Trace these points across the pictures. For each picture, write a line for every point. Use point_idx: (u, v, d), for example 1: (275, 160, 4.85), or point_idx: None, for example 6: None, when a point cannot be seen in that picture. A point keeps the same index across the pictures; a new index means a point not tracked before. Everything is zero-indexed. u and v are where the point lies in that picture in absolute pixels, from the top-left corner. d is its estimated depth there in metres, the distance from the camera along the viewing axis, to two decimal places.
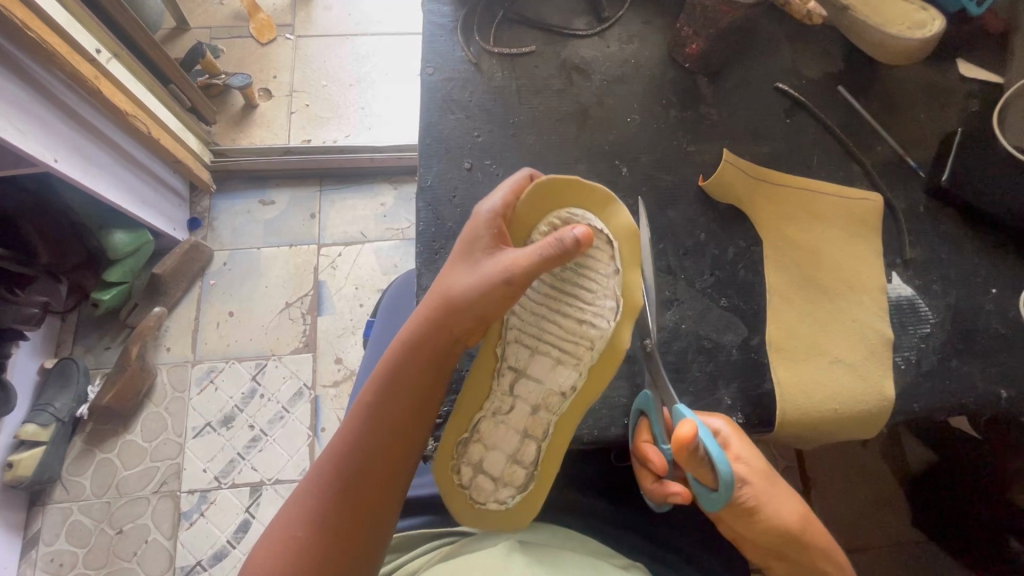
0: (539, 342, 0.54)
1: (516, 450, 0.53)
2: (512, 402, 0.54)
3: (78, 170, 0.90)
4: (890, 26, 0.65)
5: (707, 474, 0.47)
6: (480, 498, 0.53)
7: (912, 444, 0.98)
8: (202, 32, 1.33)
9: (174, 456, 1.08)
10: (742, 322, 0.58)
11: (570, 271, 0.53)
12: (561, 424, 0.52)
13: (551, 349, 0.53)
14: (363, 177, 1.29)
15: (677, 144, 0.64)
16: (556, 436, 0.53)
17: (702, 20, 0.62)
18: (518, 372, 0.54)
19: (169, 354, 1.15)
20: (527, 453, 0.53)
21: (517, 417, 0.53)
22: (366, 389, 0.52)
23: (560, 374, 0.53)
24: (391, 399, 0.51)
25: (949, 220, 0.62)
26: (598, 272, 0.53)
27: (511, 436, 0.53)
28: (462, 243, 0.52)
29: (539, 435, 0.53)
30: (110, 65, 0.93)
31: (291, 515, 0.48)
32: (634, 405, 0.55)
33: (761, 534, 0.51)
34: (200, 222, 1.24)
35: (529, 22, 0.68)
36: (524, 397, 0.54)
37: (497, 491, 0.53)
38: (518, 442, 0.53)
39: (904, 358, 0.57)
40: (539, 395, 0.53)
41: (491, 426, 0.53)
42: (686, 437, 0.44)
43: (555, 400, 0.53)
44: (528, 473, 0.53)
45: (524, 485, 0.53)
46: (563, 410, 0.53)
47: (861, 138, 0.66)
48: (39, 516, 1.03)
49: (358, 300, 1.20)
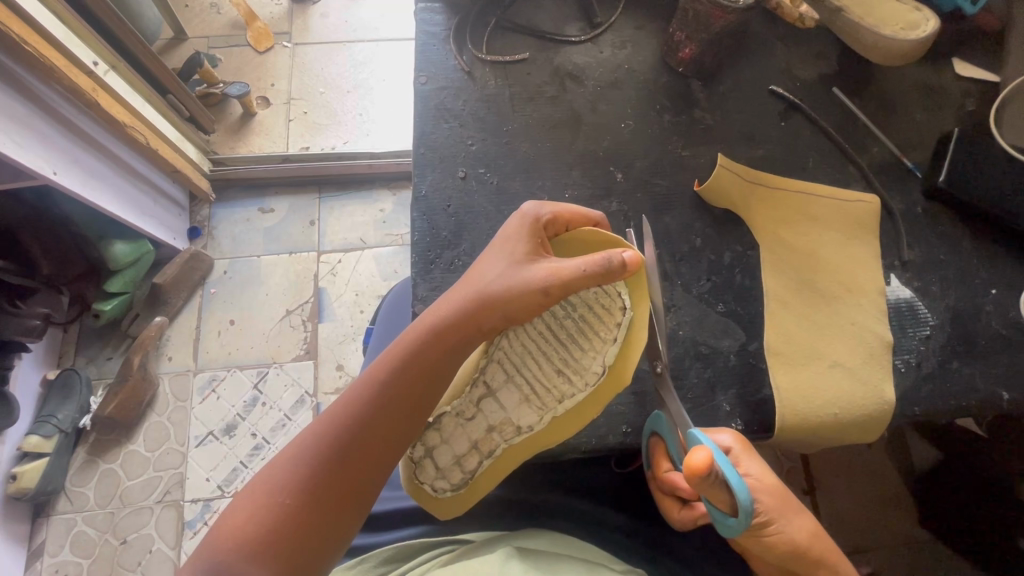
0: (517, 373, 0.54)
1: (462, 454, 0.54)
2: (474, 412, 0.54)
3: (77, 182, 0.91)
4: (884, 27, 0.64)
5: (724, 499, 0.46)
6: (418, 476, 0.54)
7: (917, 442, 0.98)
8: (200, 41, 1.34)
9: (177, 465, 1.08)
10: (740, 328, 0.58)
11: (574, 317, 0.53)
12: (508, 452, 0.53)
13: (524, 385, 0.53)
14: (362, 185, 1.29)
15: (672, 149, 0.64)
16: (502, 459, 0.53)
17: (694, 25, 0.62)
18: (489, 391, 0.54)
19: (171, 362, 1.15)
20: (469, 463, 0.54)
21: (471, 429, 0.54)
22: (380, 362, 0.51)
23: (527, 414, 0.53)
24: (401, 383, 0.50)
25: (947, 220, 0.62)
26: (599, 337, 0.52)
27: (461, 440, 0.54)
28: (505, 240, 0.52)
29: (486, 452, 0.53)
30: (107, 76, 0.93)
31: (277, 479, 0.46)
32: (646, 425, 0.54)
33: (767, 549, 0.51)
34: (200, 231, 1.24)
35: (521, 30, 0.68)
36: (486, 414, 0.54)
37: (434, 479, 0.54)
38: (463, 449, 0.54)
39: (904, 360, 0.57)
40: (497, 418, 0.53)
41: (450, 433, 0.54)
42: (699, 467, 0.42)
43: (513, 429, 0.53)
44: (464, 477, 0.54)
45: (458, 485, 0.54)
46: (514, 441, 0.53)
47: (857, 139, 0.65)
48: (45, 526, 1.03)
49: (359, 307, 1.20)
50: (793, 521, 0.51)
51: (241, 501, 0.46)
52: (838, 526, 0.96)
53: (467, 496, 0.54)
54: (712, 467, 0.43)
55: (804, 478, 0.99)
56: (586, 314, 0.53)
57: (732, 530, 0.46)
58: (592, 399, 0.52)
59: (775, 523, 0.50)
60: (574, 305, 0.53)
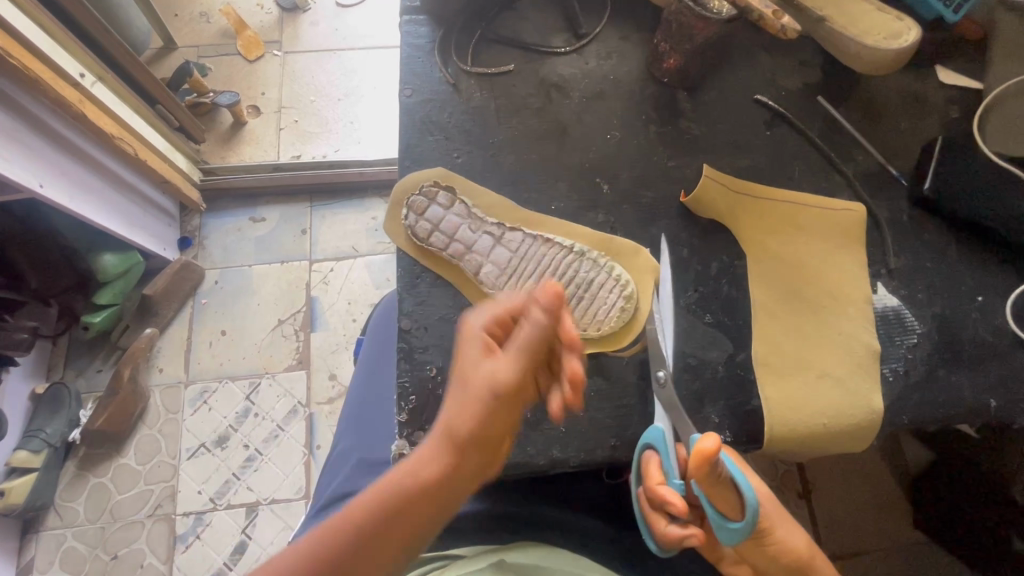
0: (519, 261, 0.60)
1: (440, 235, 0.60)
2: (476, 236, 0.60)
3: (64, 196, 0.90)
4: (867, 36, 0.65)
5: (732, 504, 0.47)
6: (408, 206, 0.62)
7: (911, 444, 0.99)
8: (190, 50, 1.33)
9: (169, 478, 1.07)
10: (728, 339, 0.58)
11: (582, 282, 0.59)
12: (457, 273, 0.59)
13: (512, 268, 0.60)
14: (353, 192, 1.28)
15: (658, 159, 0.64)
16: (457, 278, 0.59)
17: (679, 36, 0.62)
18: (497, 236, 0.61)
19: (162, 374, 1.14)
20: (431, 242, 0.60)
21: (460, 233, 0.60)
22: (468, 419, 0.42)
23: (496, 283, 0.59)
24: (486, 447, 0.43)
25: (933, 227, 0.62)
26: (562, 315, 0.58)
27: (450, 226, 0.60)
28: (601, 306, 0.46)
29: (452, 257, 0.59)
30: (94, 88, 0.93)
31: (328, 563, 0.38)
32: (641, 440, 0.52)
33: (769, 561, 0.51)
34: (191, 241, 1.24)
35: (506, 41, 0.68)
36: (478, 255, 0.60)
37: (416, 219, 0.61)
38: (445, 232, 0.60)
39: (892, 369, 0.57)
40: (475, 265, 0.59)
41: (449, 219, 0.61)
42: (709, 451, 0.42)
43: (478, 263, 0.59)
44: (422, 247, 0.60)
45: (410, 249, 0.60)
46: (466, 272, 0.59)
47: (843, 147, 0.65)
48: (33, 543, 1.02)
49: (351, 316, 1.20)
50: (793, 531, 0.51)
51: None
52: (831, 530, 0.98)
53: (411, 251, 0.60)
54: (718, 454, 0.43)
55: (801, 482, 1.01)
56: (580, 305, 0.59)
57: (738, 535, 0.46)
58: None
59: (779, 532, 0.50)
60: (600, 267, 0.60)
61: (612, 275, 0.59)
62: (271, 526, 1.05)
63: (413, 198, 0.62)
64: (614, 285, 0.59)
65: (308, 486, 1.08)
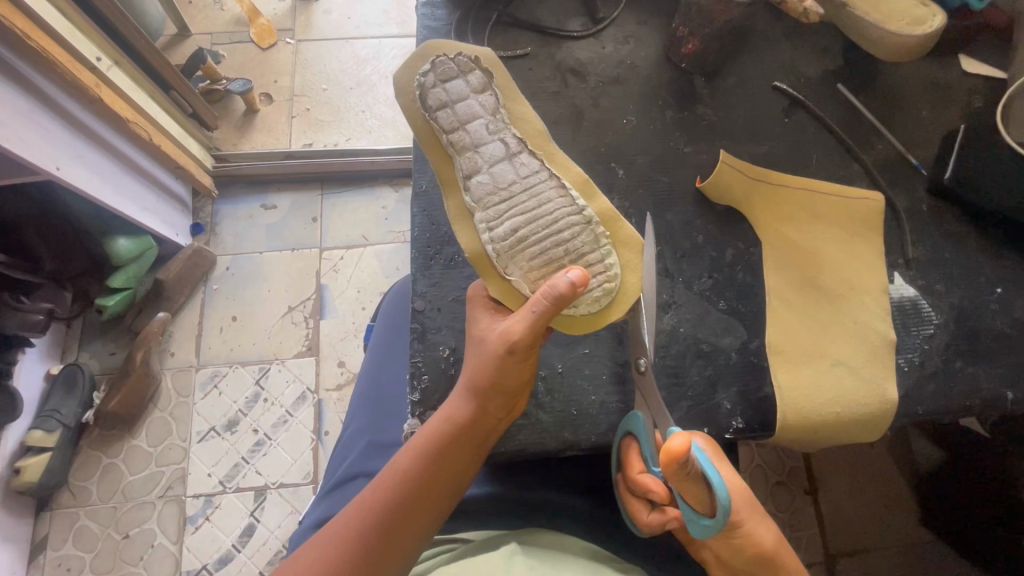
0: (513, 193, 0.55)
1: (451, 117, 0.56)
2: (489, 138, 0.56)
3: (80, 179, 0.91)
4: (889, 22, 0.64)
5: (701, 498, 0.45)
6: (434, 62, 0.56)
7: (921, 442, 0.98)
8: (202, 37, 1.34)
9: (179, 461, 1.08)
10: (742, 325, 0.57)
11: (565, 248, 0.55)
12: (449, 169, 0.56)
13: (505, 197, 0.55)
14: (363, 181, 1.28)
15: (674, 145, 0.64)
16: (448, 176, 0.56)
17: (697, 20, 0.62)
18: (510, 150, 0.56)
19: (174, 358, 1.15)
20: (438, 117, 0.56)
21: (473, 125, 0.56)
22: (435, 423, 0.49)
23: (483, 209, 0.55)
24: (459, 445, 0.49)
25: (952, 218, 0.61)
26: (534, 274, 0.54)
27: (466, 113, 0.56)
28: (553, 311, 0.47)
29: (453, 146, 0.56)
30: (110, 72, 0.93)
31: (342, 537, 0.47)
32: (622, 424, 0.53)
33: (736, 554, 0.50)
34: (203, 227, 1.24)
35: (523, 24, 0.68)
36: (479, 159, 0.56)
37: (434, 87, 0.56)
38: (457, 114, 0.56)
39: (907, 360, 0.56)
40: (471, 168, 0.56)
41: (471, 101, 0.56)
42: (677, 452, 0.41)
43: (474, 168, 0.56)
44: (427, 117, 0.56)
45: (416, 111, 0.56)
46: (457, 173, 0.56)
47: (860, 136, 0.65)
48: (48, 520, 1.04)
49: (361, 303, 1.20)
50: (762, 524, 0.50)
51: (312, 548, 0.48)
52: (837, 525, 0.98)
53: (414, 117, 0.56)
54: (689, 454, 0.42)
55: (805, 478, 1.01)
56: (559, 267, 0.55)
57: (705, 531, 0.46)
58: (483, 250, 0.55)
59: (746, 525, 0.49)
60: (596, 244, 0.56)
61: (604, 260, 0.55)
62: (281, 510, 1.06)
63: (443, 61, 0.56)
64: (600, 271, 0.55)
65: (317, 471, 1.08)
